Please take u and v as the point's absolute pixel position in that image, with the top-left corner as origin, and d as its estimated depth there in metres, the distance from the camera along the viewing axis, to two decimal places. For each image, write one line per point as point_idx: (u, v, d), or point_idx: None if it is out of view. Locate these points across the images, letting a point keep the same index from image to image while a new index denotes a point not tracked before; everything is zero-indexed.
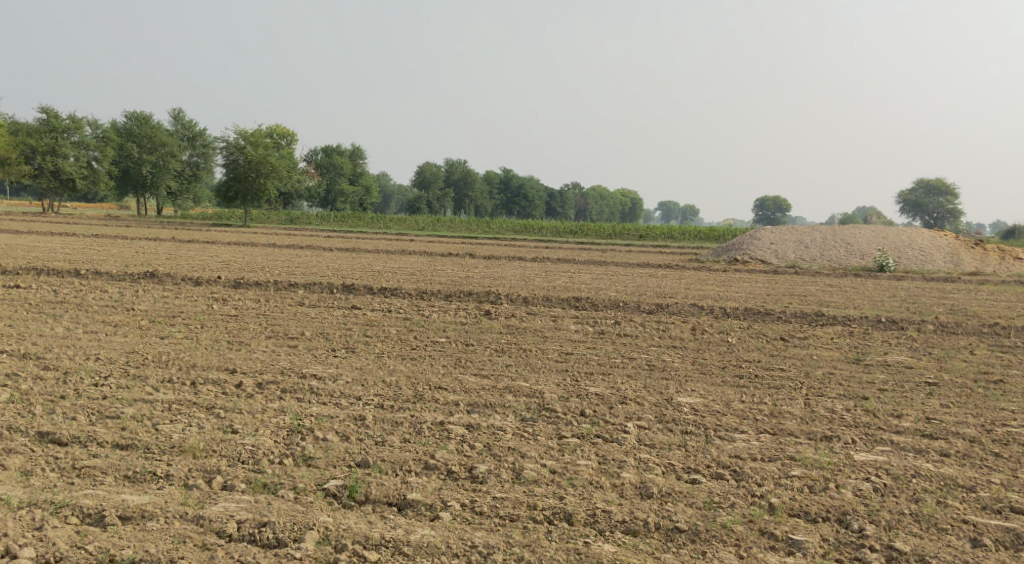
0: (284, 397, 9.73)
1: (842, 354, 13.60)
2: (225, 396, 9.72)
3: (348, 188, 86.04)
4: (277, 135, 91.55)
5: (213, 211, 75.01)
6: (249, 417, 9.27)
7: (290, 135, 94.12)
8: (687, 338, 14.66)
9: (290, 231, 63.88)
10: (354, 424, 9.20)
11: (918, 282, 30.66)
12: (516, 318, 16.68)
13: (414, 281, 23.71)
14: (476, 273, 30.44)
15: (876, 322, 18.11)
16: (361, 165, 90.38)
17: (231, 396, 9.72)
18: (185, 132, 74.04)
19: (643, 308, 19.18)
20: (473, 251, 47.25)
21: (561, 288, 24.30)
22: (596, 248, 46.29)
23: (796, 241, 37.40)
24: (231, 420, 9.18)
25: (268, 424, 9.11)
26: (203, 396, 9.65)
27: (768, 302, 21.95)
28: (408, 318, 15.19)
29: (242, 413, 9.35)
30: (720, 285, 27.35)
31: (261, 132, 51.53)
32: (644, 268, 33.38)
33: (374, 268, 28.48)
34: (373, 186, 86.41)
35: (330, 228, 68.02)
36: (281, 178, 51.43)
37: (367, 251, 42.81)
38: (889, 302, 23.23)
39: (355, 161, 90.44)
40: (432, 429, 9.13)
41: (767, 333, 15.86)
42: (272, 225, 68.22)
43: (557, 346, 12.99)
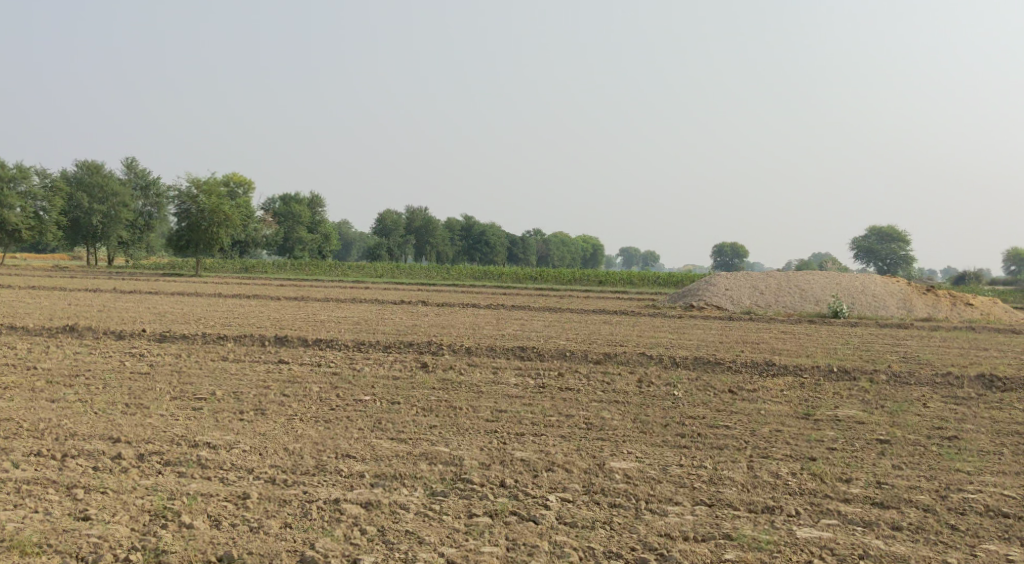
0: (162, 473, 8.85)
1: (791, 407, 12.95)
2: (95, 472, 8.81)
3: (306, 235, 84.86)
4: (233, 183, 90.34)
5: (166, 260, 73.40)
6: (112, 498, 8.36)
7: (247, 182, 92.97)
8: (632, 390, 13.90)
9: (243, 279, 62.51)
10: (233, 505, 8.32)
11: (872, 329, 30.32)
12: (455, 371, 15.84)
13: (357, 332, 22.75)
14: (426, 321, 29.53)
15: (827, 372, 17.54)
16: (320, 213, 89.32)
17: (102, 472, 8.82)
18: (138, 180, 72.65)
19: (590, 358, 18.41)
20: (428, 298, 46.35)
21: (510, 337, 23.51)
22: (554, 295, 45.60)
23: (751, 287, 37.01)
24: (88, 502, 8.27)
25: (129, 508, 8.21)
26: (61, 474, 8.73)
27: (721, 350, 21.29)
28: (336, 374, 14.28)
29: (106, 493, 8.44)
30: (673, 332, 26.73)
31: (214, 181, 50.44)
32: (599, 314, 32.71)
33: (319, 319, 27.50)
34: (331, 234, 85.37)
35: (286, 277, 66.76)
36: (234, 227, 50.26)
37: (319, 299, 41.70)
38: (841, 350, 22.74)
39: (314, 209, 89.37)
40: (323, 510, 8.28)
41: (716, 384, 15.18)
42: (226, 274, 66.81)
43: (489, 402, 12.18)
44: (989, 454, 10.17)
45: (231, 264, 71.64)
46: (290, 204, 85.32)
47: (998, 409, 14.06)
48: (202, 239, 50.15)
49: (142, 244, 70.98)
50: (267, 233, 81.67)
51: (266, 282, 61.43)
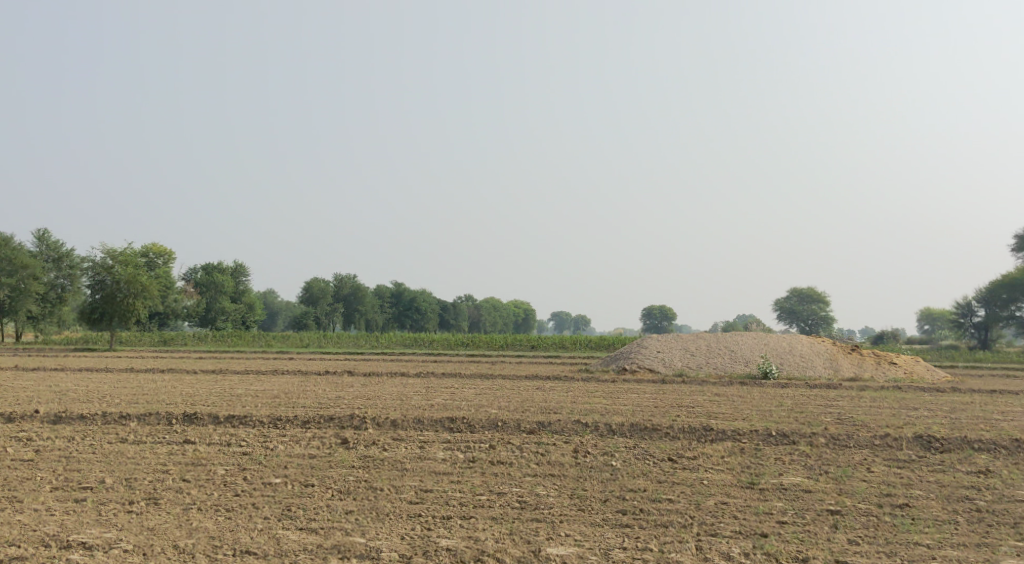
0: None
1: (735, 475, 12.24)
2: None
3: (229, 305, 82.52)
4: (152, 254, 87.77)
5: (80, 335, 70.42)
6: None
7: (168, 253, 90.50)
8: (566, 461, 13.06)
9: (160, 353, 60.16)
10: None
11: (803, 389, 30.11)
12: (378, 446, 14.81)
13: (274, 407, 21.51)
14: (352, 392, 28.31)
15: (766, 436, 16.95)
16: (244, 283, 87.18)
17: None
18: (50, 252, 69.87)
19: (522, 427, 17.51)
20: (355, 368, 44.89)
21: (438, 407, 22.50)
22: (486, 362, 44.64)
23: (681, 350, 36.63)
24: None
25: None
26: None
27: (656, 415, 20.59)
28: (247, 454, 13.16)
29: None
30: (607, 397, 26.02)
31: (131, 251, 48.51)
32: (531, 381, 31.89)
33: (237, 394, 26.12)
34: (255, 304, 83.20)
35: (208, 349, 64.54)
36: (151, 298, 48.26)
37: (239, 372, 39.99)
38: (775, 413, 22.27)
39: (237, 279, 87.15)
40: None
41: (654, 452, 14.44)
42: (144, 347, 64.27)
43: (413, 481, 11.20)
44: (945, 523, 9.57)
45: (149, 337, 69.13)
46: (213, 274, 83.18)
47: (942, 471, 13.58)
48: (117, 311, 48.02)
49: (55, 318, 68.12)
50: (188, 303, 79.20)
51: (186, 355, 59.24)
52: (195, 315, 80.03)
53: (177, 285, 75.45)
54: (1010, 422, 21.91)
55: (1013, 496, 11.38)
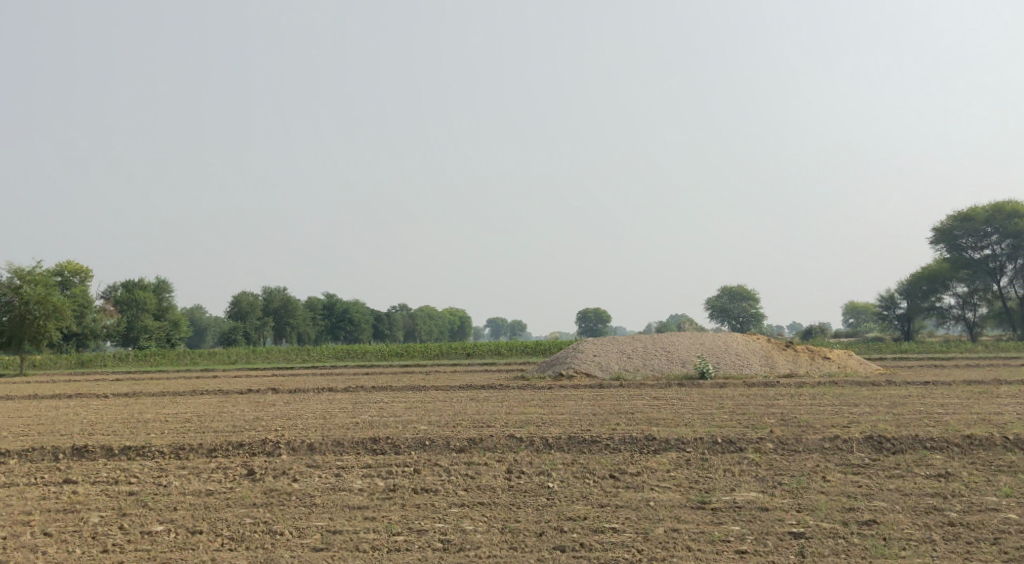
0: None
1: (683, 494, 11.02)
2: None
3: (152, 323, 79.25)
4: (67, 273, 83.94)
5: None
6: None
7: (85, 271, 86.74)
8: (497, 485, 11.70)
9: (74, 377, 57.20)
10: None
11: (742, 389, 29.28)
12: (290, 475, 13.29)
13: (183, 435, 19.79)
14: (273, 411, 26.60)
15: (711, 444, 15.81)
16: (167, 299, 83.80)
17: None
18: None
19: (451, 446, 16.12)
20: (283, 384, 42.89)
21: (363, 425, 20.97)
22: (419, 372, 43.11)
23: (618, 353, 35.62)
24: None
25: None
26: None
27: (594, 425, 19.34)
28: (131, 499, 11.56)
29: None
30: (542, 406, 24.76)
31: (41, 270, 45.49)
32: (464, 392, 30.53)
33: (146, 421, 24.23)
34: (180, 321, 80.07)
35: (128, 370, 61.61)
36: (64, 319, 45.39)
37: (156, 394, 37.78)
38: (717, 416, 21.22)
39: (161, 295, 83.80)
40: None
41: (595, 468, 13.19)
42: (60, 371, 61.10)
43: (320, 520, 9.74)
44: (921, 542, 8.44)
45: (65, 359, 65.96)
46: (134, 291, 79.62)
47: (902, 473, 12.55)
48: (26, 335, 45.02)
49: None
50: (108, 322, 75.90)
51: (105, 377, 56.46)
52: (116, 335, 76.62)
53: (94, 305, 72.07)
54: (954, 414, 21.16)
55: (984, 504, 10.29)
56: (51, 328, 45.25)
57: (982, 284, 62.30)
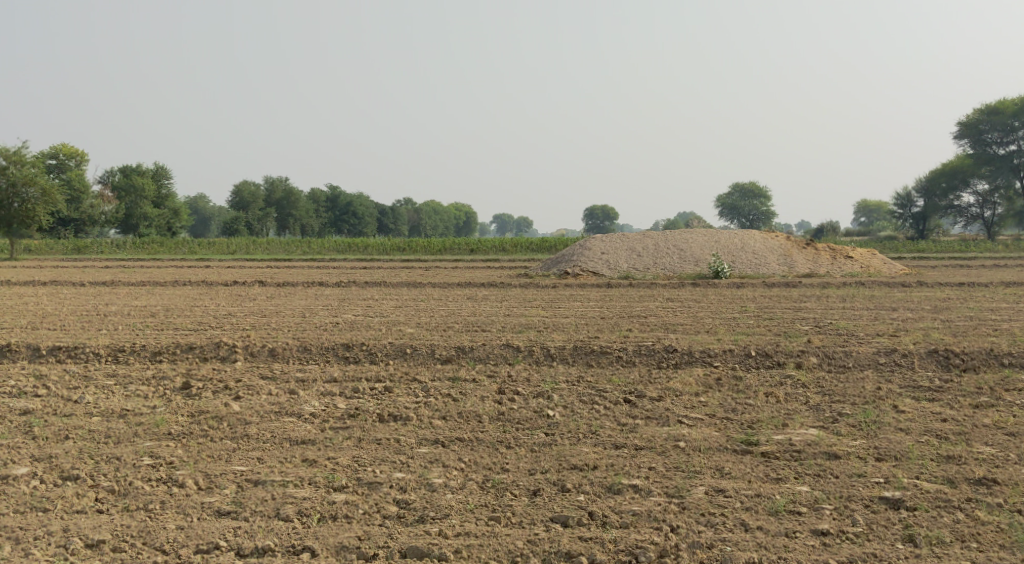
0: None
1: (727, 430, 8.48)
2: None
3: (153, 212, 75.03)
4: (65, 157, 80.97)
5: None
6: None
7: (82, 155, 83.49)
8: (484, 414, 9.18)
9: (66, 263, 54.84)
10: None
11: (762, 289, 26.73)
12: (232, 391, 10.82)
13: (134, 333, 17.42)
14: (250, 306, 24.18)
15: (742, 358, 13.24)
16: (167, 187, 79.37)
17: None
18: None
19: (435, 355, 13.72)
20: (276, 277, 40.41)
21: (342, 326, 18.52)
22: (416, 267, 40.60)
23: (627, 249, 32.99)
24: None
25: None
26: None
27: (604, 331, 16.82)
28: (15, 424, 9.11)
29: None
30: (544, 307, 22.22)
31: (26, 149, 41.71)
32: (461, 289, 28.09)
33: (106, 315, 21.86)
34: (181, 210, 76.13)
35: (123, 257, 59.08)
36: (55, 203, 41.95)
37: (137, 285, 35.51)
38: (739, 321, 18.67)
39: (160, 183, 79.19)
40: None
41: (607, 390, 10.70)
42: (53, 257, 58.87)
43: (240, 464, 7.26)
44: None
45: (60, 245, 63.50)
46: (133, 176, 75.07)
47: (993, 404, 9.94)
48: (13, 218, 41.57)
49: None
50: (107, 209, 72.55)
51: (97, 265, 54.11)
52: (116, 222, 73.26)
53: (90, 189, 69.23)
54: (1012, 323, 18.47)
55: None
56: (41, 212, 42.08)
57: (1004, 181, 59.39)
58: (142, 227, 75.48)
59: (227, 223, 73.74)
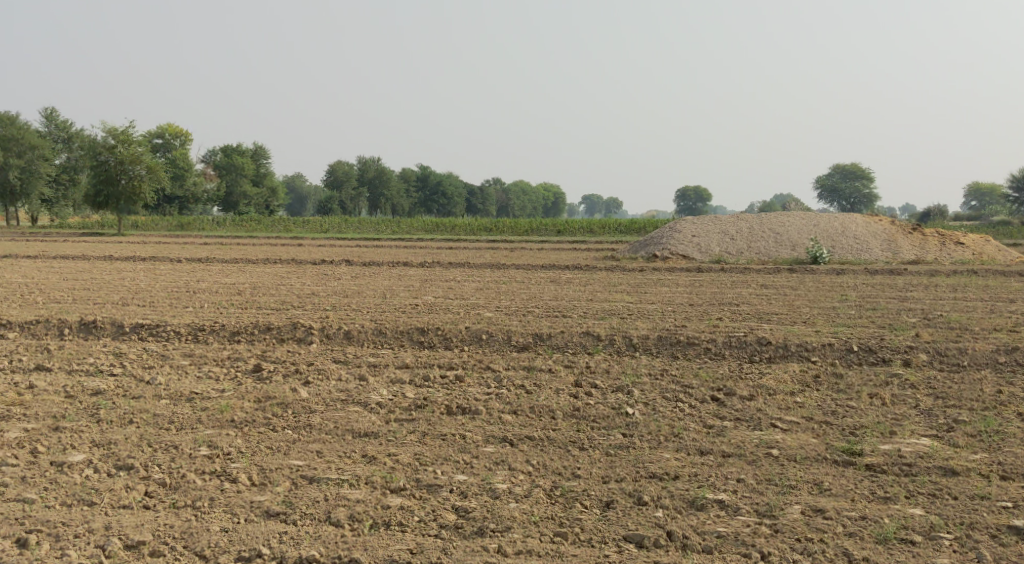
0: None
1: (826, 439, 7.84)
2: None
3: (251, 189, 76.55)
4: (169, 136, 83.10)
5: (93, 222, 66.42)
6: None
7: (185, 134, 85.63)
8: (559, 410, 8.72)
9: (168, 239, 56.25)
10: None
11: (864, 277, 25.48)
12: (304, 376, 10.55)
13: (217, 311, 17.37)
14: (335, 286, 24.08)
15: (843, 353, 12.44)
16: (265, 165, 80.80)
17: None
18: (59, 132, 67.61)
19: (512, 343, 13.30)
20: (365, 256, 40.48)
21: (421, 309, 18.23)
22: (502, 248, 40.22)
23: (719, 233, 31.98)
24: None
25: None
26: None
27: (692, 320, 16.13)
28: (84, 404, 8.94)
29: None
30: (631, 292, 21.56)
31: (132, 128, 42.56)
32: (547, 271, 27.57)
33: (194, 292, 21.99)
34: (278, 188, 77.48)
35: (222, 234, 60.34)
36: (160, 180, 42.75)
37: (228, 262, 35.92)
38: (838, 311, 17.71)
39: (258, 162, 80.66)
40: None
41: (694, 386, 10.11)
42: (156, 233, 60.50)
43: (297, 457, 6.91)
44: None
45: (163, 221, 65.17)
46: (233, 155, 76.64)
47: None
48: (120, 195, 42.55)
49: (64, 202, 64.05)
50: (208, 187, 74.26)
51: (196, 241, 55.26)
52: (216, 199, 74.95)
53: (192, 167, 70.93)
54: None
55: None
56: (145, 190, 42.97)
57: None
58: (240, 205, 77.12)
59: (321, 201, 74.62)
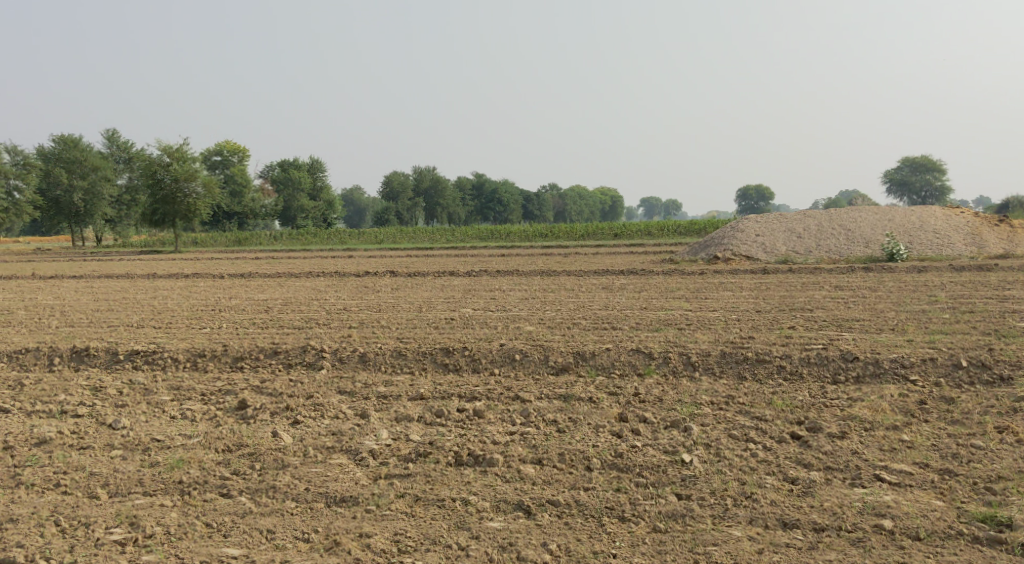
0: None
1: (958, 500, 6.22)
2: None
3: (309, 203, 75.68)
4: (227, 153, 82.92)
5: (152, 240, 65.94)
6: None
7: (243, 150, 85.12)
8: (597, 459, 7.01)
9: (228, 255, 55.41)
10: None
11: (950, 274, 23.05)
12: (293, 412, 8.80)
13: (230, 332, 15.69)
14: (371, 301, 22.38)
15: (948, 371, 10.35)
16: (322, 179, 79.91)
17: None
18: (121, 152, 67.62)
19: (549, 364, 11.50)
20: (418, 267, 38.79)
21: (455, 325, 16.45)
22: (556, 254, 38.21)
23: (786, 231, 29.71)
24: None
25: None
26: None
27: (759, 330, 14.05)
28: (15, 461, 7.31)
29: None
30: (689, 299, 19.55)
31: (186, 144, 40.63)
32: (602, 278, 25.57)
33: (220, 310, 20.39)
34: (336, 201, 76.56)
35: (279, 249, 59.25)
36: (215, 197, 40.98)
37: (272, 277, 34.49)
38: (928, 315, 15.47)
39: (315, 176, 79.79)
40: None
41: (769, 419, 8.22)
42: (215, 250, 59.81)
43: (233, 548, 5.71)
44: None
45: (222, 238, 64.44)
46: (290, 171, 75.99)
47: None
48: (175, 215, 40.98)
49: (126, 222, 63.70)
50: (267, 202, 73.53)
51: (250, 256, 54.23)
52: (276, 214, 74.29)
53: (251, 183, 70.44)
54: None
55: None
56: (202, 207, 41.26)
57: None
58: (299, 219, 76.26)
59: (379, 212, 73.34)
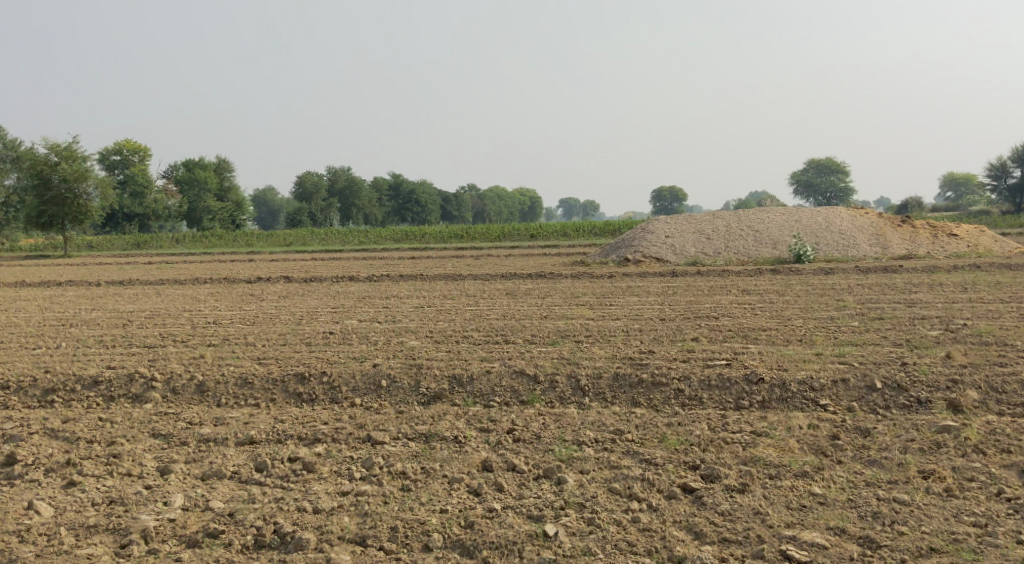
0: None
1: None
2: None
3: (216, 204, 72.26)
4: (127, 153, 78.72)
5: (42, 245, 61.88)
6: None
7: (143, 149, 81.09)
8: (439, 534, 5.92)
9: (126, 259, 52.09)
10: None
11: (859, 276, 22.30)
12: (74, 468, 6.98)
13: (68, 354, 13.57)
14: (249, 312, 20.31)
15: (864, 394, 9.11)
16: (230, 179, 76.63)
17: None
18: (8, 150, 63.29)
19: (419, 392, 9.90)
20: (322, 271, 36.56)
21: (331, 340, 14.67)
22: (467, 257, 36.43)
23: (696, 232, 28.67)
24: None
25: None
26: None
27: (662, 344, 12.63)
28: None
29: None
30: (594, 306, 18.12)
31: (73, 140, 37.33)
32: (506, 283, 24.01)
33: (75, 325, 18.08)
34: (244, 201, 73.23)
35: (180, 252, 56.01)
36: (106, 197, 37.85)
37: (160, 284, 31.88)
38: (839, 324, 14.32)
39: (222, 175, 76.35)
40: None
41: (659, 462, 6.80)
42: (108, 253, 56.28)
43: None
44: None
45: (120, 240, 60.88)
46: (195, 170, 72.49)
47: None
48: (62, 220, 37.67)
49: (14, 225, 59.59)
50: (171, 203, 69.87)
51: (145, 261, 51.10)
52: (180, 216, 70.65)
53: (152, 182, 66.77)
54: None
55: None
56: (94, 209, 38.07)
57: None
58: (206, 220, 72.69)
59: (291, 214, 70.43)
